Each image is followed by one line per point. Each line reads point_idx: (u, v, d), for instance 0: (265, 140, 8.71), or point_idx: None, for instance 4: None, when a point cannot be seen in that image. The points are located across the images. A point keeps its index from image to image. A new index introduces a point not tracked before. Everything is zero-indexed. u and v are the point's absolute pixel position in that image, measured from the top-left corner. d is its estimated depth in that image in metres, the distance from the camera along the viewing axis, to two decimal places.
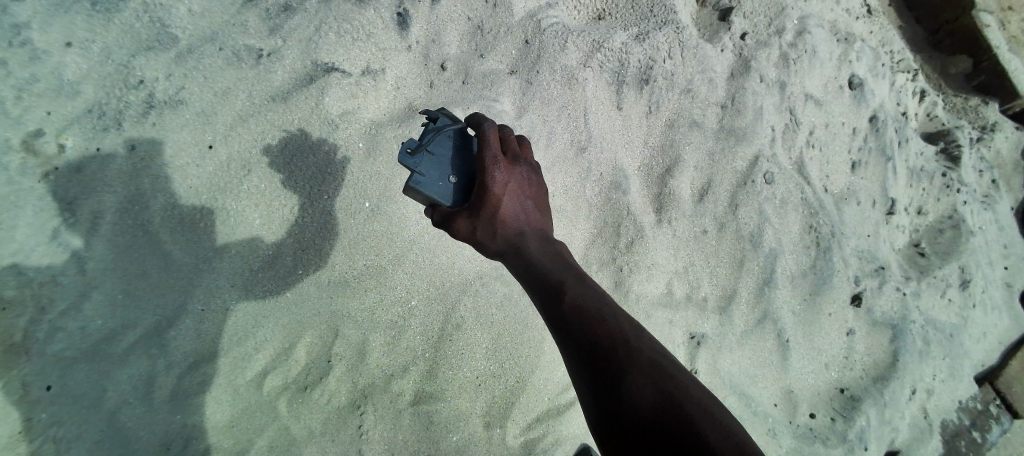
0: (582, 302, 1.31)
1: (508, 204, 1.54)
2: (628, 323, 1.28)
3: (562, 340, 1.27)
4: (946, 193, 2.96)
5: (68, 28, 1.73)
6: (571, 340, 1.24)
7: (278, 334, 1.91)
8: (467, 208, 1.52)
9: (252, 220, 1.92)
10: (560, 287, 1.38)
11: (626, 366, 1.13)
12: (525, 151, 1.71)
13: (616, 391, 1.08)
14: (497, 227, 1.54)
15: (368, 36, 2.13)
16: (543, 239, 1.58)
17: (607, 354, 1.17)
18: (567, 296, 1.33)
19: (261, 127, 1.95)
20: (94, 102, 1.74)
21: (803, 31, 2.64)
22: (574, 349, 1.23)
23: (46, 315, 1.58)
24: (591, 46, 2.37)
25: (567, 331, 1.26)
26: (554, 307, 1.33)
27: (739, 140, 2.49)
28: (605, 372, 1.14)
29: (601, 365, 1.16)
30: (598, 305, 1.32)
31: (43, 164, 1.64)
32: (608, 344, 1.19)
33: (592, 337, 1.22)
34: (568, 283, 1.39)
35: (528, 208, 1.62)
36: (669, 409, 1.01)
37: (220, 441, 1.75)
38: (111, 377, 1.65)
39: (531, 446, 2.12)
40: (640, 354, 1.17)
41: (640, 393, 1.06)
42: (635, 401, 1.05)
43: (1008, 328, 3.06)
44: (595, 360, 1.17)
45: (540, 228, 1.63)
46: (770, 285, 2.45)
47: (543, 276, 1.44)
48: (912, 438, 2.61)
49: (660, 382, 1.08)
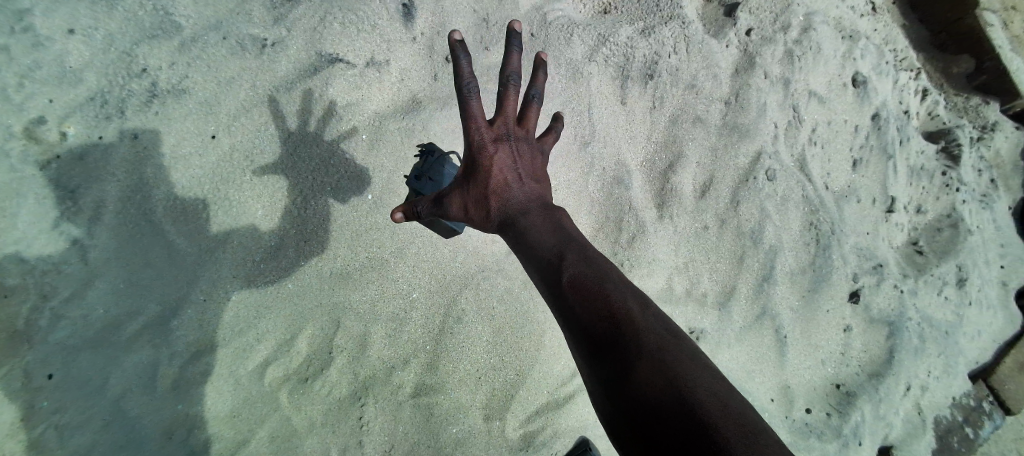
0: (584, 278, 1.14)
1: (502, 178, 1.52)
2: (640, 298, 1.10)
3: (564, 322, 1.12)
4: (946, 192, 2.96)
5: (71, 15, 1.70)
6: (573, 321, 1.09)
7: (280, 325, 1.91)
8: (460, 186, 1.56)
9: (255, 211, 1.92)
10: (559, 261, 1.22)
11: (632, 348, 0.95)
12: (526, 116, 1.64)
13: (622, 381, 0.93)
14: (493, 202, 1.51)
15: (373, 27, 2.10)
16: (544, 208, 1.48)
17: (612, 339, 0.99)
18: (567, 271, 1.17)
19: (265, 118, 1.94)
20: (97, 90, 1.73)
21: (809, 27, 2.63)
22: (574, 324, 1.09)
23: (50, 302, 1.59)
24: (596, 40, 2.35)
25: (568, 312, 1.10)
26: (554, 284, 1.18)
27: (742, 137, 2.49)
28: (611, 361, 0.97)
29: (607, 346, 1.00)
30: (604, 274, 1.15)
31: (45, 152, 1.63)
32: (614, 323, 1.02)
33: (596, 318, 1.04)
34: (569, 256, 1.23)
35: (524, 178, 1.56)
36: (682, 401, 0.84)
37: (221, 431, 1.79)
38: (115, 365, 1.67)
39: (530, 438, 2.14)
40: (652, 334, 0.98)
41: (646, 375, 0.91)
42: (643, 395, 0.88)
43: (1004, 327, 3.09)
44: (599, 347, 1.01)
45: (538, 197, 1.54)
46: (769, 281, 2.47)
47: (542, 247, 1.32)
48: (905, 433, 2.65)
49: (674, 367, 0.91)
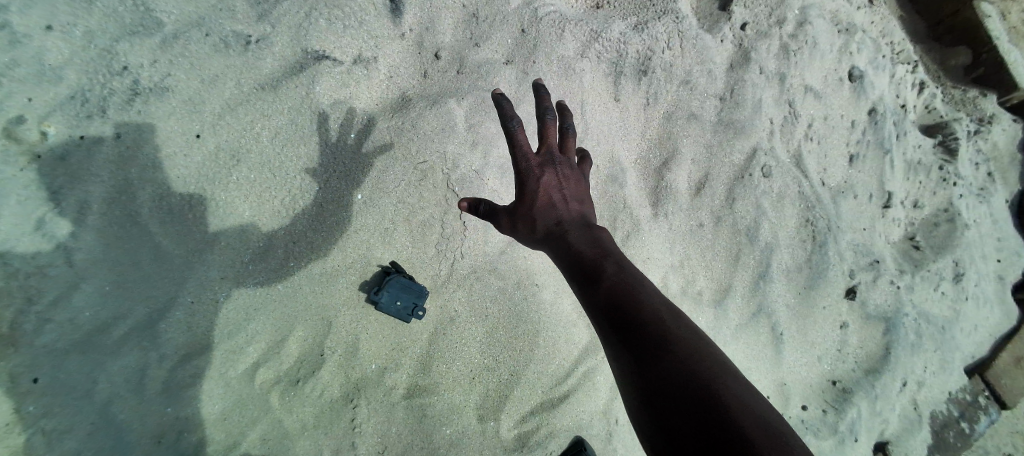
0: (619, 284, 1.24)
1: (548, 198, 1.60)
2: (669, 306, 1.19)
3: (597, 319, 1.22)
4: (942, 187, 2.95)
5: (49, 11, 1.66)
6: (606, 318, 1.19)
7: (269, 327, 1.89)
8: (507, 210, 1.68)
9: (243, 212, 1.89)
10: (597, 268, 1.33)
11: (662, 347, 1.06)
12: (568, 145, 1.76)
13: (647, 372, 1.03)
14: (539, 222, 1.58)
15: (360, 23, 2.06)
16: (585, 225, 1.54)
17: (641, 336, 1.09)
18: (603, 277, 1.28)
19: (251, 117, 1.90)
20: (77, 88, 1.68)
21: (804, 21, 2.59)
22: (609, 325, 1.17)
23: (35, 305, 1.57)
24: (589, 36, 2.28)
25: (601, 310, 1.21)
26: (590, 287, 1.28)
27: (737, 133, 2.47)
28: (638, 355, 1.07)
29: (635, 341, 1.10)
30: (636, 284, 1.24)
31: (27, 151, 1.60)
32: (644, 323, 1.12)
33: (627, 317, 1.14)
34: (605, 264, 1.33)
35: (568, 200, 1.61)
36: (704, 398, 0.93)
37: (213, 434, 1.77)
38: (102, 369, 1.64)
39: (525, 439, 2.12)
40: (679, 337, 1.08)
41: (676, 376, 0.99)
42: (666, 387, 0.98)
43: (1000, 321, 3.08)
44: (629, 340, 1.11)
45: (580, 215, 1.59)
46: (765, 279, 2.45)
47: (577, 255, 1.41)
48: (903, 429, 2.65)
49: (698, 368, 1.00)
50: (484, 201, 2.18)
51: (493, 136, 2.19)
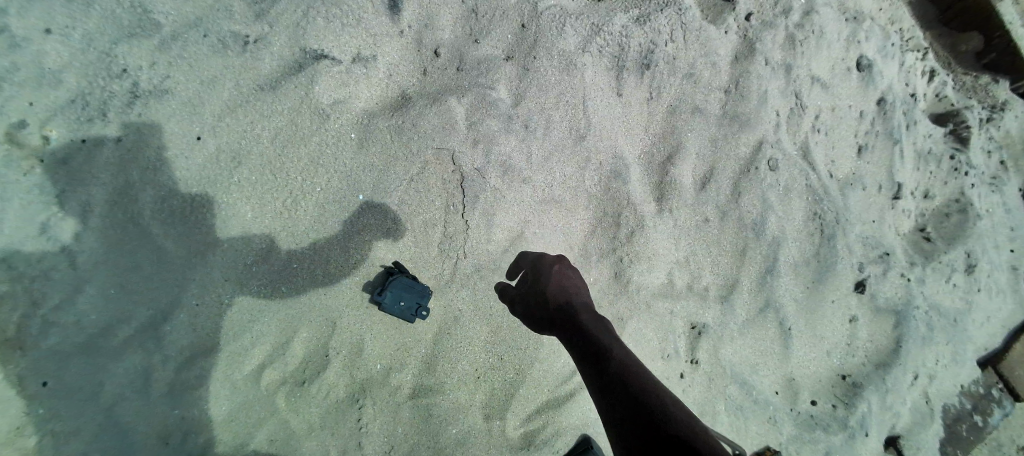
0: (625, 366, 1.54)
1: (565, 287, 1.88)
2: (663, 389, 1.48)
3: (601, 394, 1.50)
4: (954, 176, 2.89)
5: (47, 15, 1.66)
6: (611, 391, 1.47)
7: (274, 328, 1.89)
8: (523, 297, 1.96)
9: (245, 213, 1.89)
10: (604, 351, 1.61)
11: (660, 416, 1.34)
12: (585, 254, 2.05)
13: (648, 432, 1.29)
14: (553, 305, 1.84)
15: (358, 21, 2.05)
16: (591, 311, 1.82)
17: (642, 406, 1.38)
18: (610, 358, 1.58)
19: (251, 118, 1.90)
20: (77, 92, 1.69)
21: (811, 10, 2.53)
22: (612, 396, 1.46)
23: (40, 309, 1.59)
24: (589, 30, 2.25)
25: (608, 385, 1.49)
26: (597, 368, 1.57)
27: (743, 126, 2.43)
28: (639, 419, 1.34)
29: (638, 409, 1.38)
30: (638, 369, 1.54)
31: (29, 156, 1.62)
32: (645, 398, 1.41)
33: (631, 391, 1.44)
34: (611, 349, 1.62)
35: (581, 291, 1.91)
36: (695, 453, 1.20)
37: (220, 435, 1.78)
38: (107, 371, 1.66)
39: (531, 437, 2.12)
40: (672, 411, 1.37)
41: (672, 437, 1.26)
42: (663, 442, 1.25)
43: (1014, 312, 3.03)
44: (632, 407, 1.39)
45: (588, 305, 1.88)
46: (772, 273, 2.42)
47: (585, 336, 1.69)
48: (914, 423, 2.61)
49: (689, 434, 1.28)
50: (487, 198, 2.15)
51: (494, 133, 2.15)
